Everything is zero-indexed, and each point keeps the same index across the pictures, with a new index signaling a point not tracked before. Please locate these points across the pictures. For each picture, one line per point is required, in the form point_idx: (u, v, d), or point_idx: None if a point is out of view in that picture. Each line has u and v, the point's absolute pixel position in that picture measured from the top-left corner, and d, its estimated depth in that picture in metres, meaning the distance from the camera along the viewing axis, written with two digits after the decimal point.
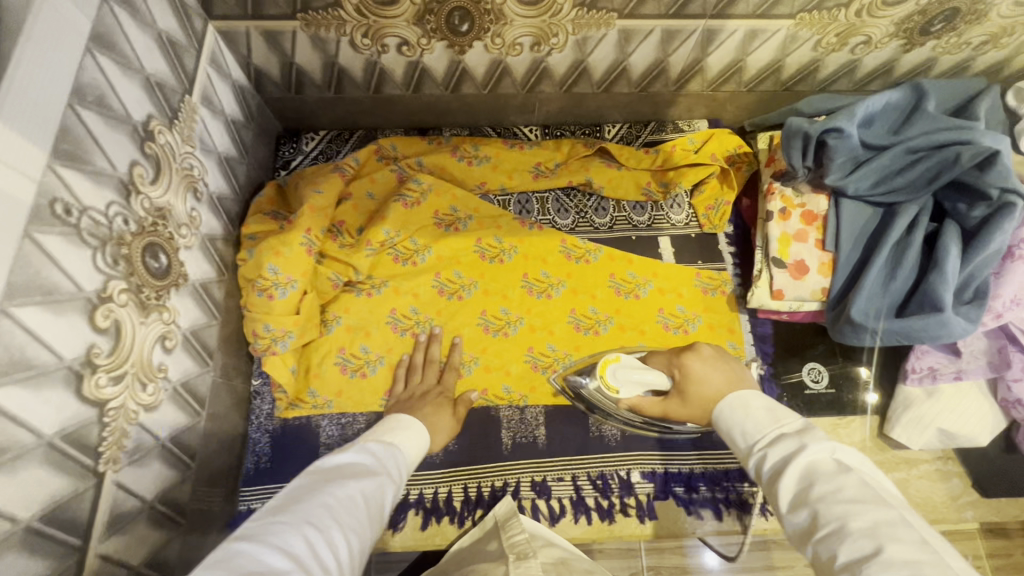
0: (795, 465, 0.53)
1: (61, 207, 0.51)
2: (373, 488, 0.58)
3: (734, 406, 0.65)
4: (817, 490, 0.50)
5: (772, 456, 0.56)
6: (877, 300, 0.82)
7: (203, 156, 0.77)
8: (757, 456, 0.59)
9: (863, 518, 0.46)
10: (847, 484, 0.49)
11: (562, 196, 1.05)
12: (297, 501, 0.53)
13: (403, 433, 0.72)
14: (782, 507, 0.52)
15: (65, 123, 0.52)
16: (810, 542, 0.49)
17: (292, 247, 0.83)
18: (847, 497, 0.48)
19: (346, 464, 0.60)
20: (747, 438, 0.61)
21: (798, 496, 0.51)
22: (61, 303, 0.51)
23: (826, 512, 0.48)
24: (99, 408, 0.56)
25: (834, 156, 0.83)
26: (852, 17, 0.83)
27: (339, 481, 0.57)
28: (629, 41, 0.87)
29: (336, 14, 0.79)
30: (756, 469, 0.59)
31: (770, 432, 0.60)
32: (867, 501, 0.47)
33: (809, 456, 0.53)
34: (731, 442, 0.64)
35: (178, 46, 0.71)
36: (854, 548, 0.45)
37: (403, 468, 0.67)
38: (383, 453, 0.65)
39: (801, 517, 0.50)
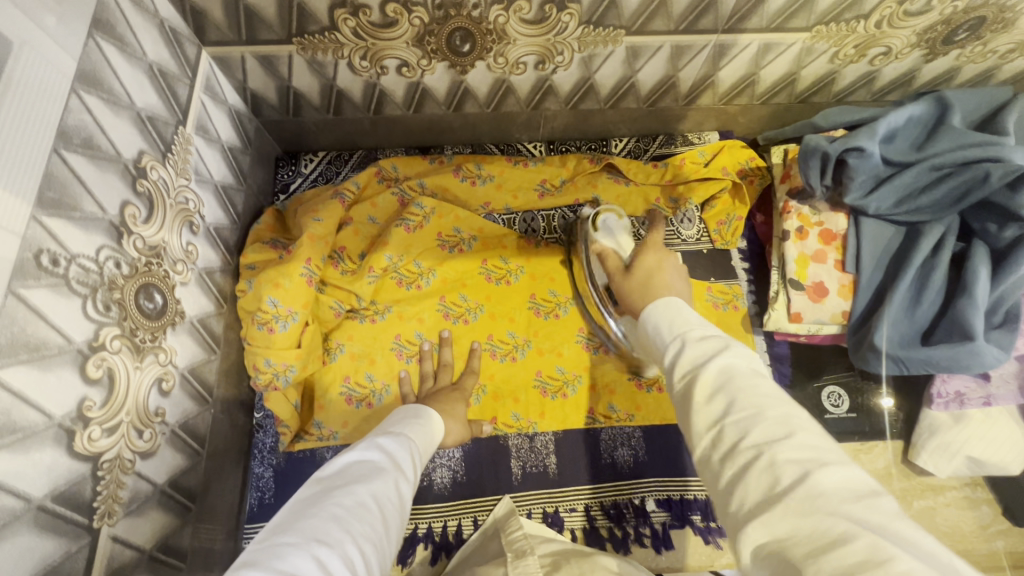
0: (714, 360, 0.45)
1: (48, 258, 0.49)
2: (384, 490, 0.55)
3: (666, 306, 0.55)
4: (734, 383, 0.43)
5: (692, 349, 0.48)
6: (902, 326, 0.78)
7: (199, 187, 0.75)
8: (676, 350, 0.49)
9: (777, 409, 0.40)
10: (766, 382, 0.43)
11: (568, 213, 1.02)
12: (302, 518, 0.49)
13: (410, 425, 0.70)
14: (695, 397, 0.44)
15: (50, 168, 0.50)
16: (716, 427, 0.42)
17: (291, 278, 0.80)
18: (763, 391, 0.42)
19: (351, 467, 0.57)
20: (672, 329, 0.52)
21: (716, 383, 0.44)
22: (49, 359, 0.49)
23: (741, 400, 0.42)
24: (93, 461, 0.54)
25: (854, 176, 0.79)
26: (871, 28, 0.80)
27: (347, 488, 0.54)
28: (637, 57, 0.83)
29: (333, 38, 0.77)
30: (670, 365, 0.49)
31: (696, 329, 0.51)
32: (779, 396, 0.42)
33: (731, 355, 0.45)
34: (649, 343, 0.55)
35: (170, 76, 0.69)
36: (763, 433, 0.39)
37: (415, 463, 0.64)
38: (390, 449, 0.62)
39: (716, 407, 0.43)
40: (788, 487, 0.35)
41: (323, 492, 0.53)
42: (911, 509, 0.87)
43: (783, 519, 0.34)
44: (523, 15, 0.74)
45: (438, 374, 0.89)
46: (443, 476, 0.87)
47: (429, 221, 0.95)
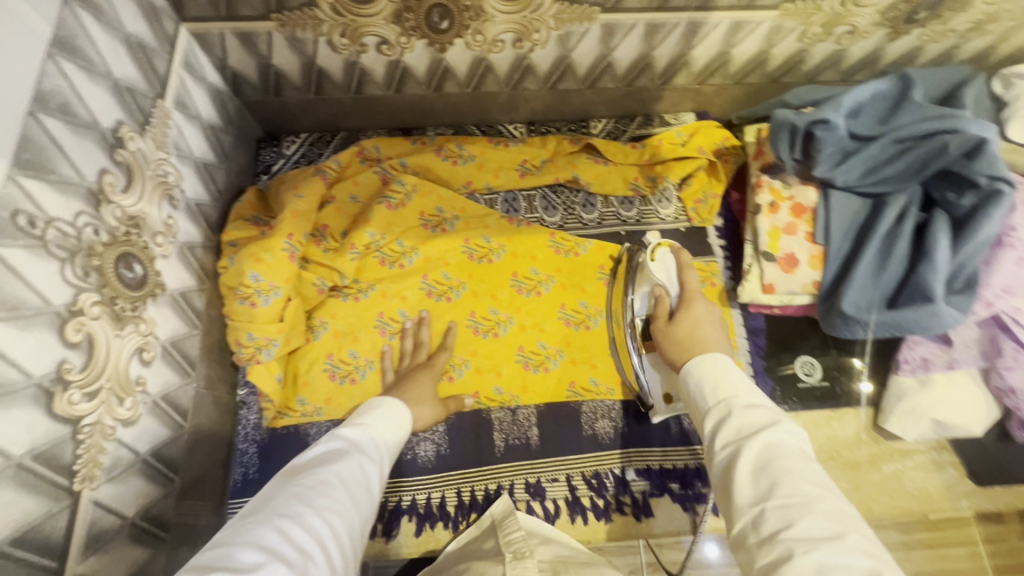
0: (762, 435, 0.49)
1: (25, 219, 0.49)
2: (347, 468, 0.57)
3: (708, 362, 0.60)
4: (780, 464, 0.46)
5: (738, 418, 0.52)
6: (868, 294, 0.81)
7: (179, 162, 0.75)
8: (721, 417, 0.54)
9: (826, 504, 0.43)
10: (812, 469, 0.46)
11: (549, 193, 1.04)
12: (269, 498, 0.52)
13: (376, 408, 0.71)
14: (740, 468, 0.48)
15: (27, 131, 0.50)
16: (759, 507, 0.45)
17: (274, 252, 0.81)
18: (814, 482, 0.45)
19: (317, 449, 0.59)
20: (716, 393, 0.56)
21: (761, 459, 0.47)
22: (28, 319, 0.49)
23: (793, 489, 0.44)
24: (73, 425, 0.54)
25: (821, 148, 0.82)
26: (836, 6, 0.83)
27: (311, 469, 0.56)
28: (613, 35, 0.85)
29: (312, 14, 0.77)
30: (713, 427, 0.54)
31: (742, 395, 0.55)
32: (828, 488, 0.45)
33: (780, 433, 0.49)
34: (691, 402, 0.59)
35: (148, 49, 0.69)
36: (809, 527, 0.42)
37: (382, 443, 0.66)
38: (355, 433, 0.64)
39: (760, 486, 0.46)
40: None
41: (290, 475, 0.55)
42: (881, 472, 0.91)
43: None
44: None
45: (416, 353, 0.90)
46: (427, 450, 0.88)
47: (411, 199, 0.96)
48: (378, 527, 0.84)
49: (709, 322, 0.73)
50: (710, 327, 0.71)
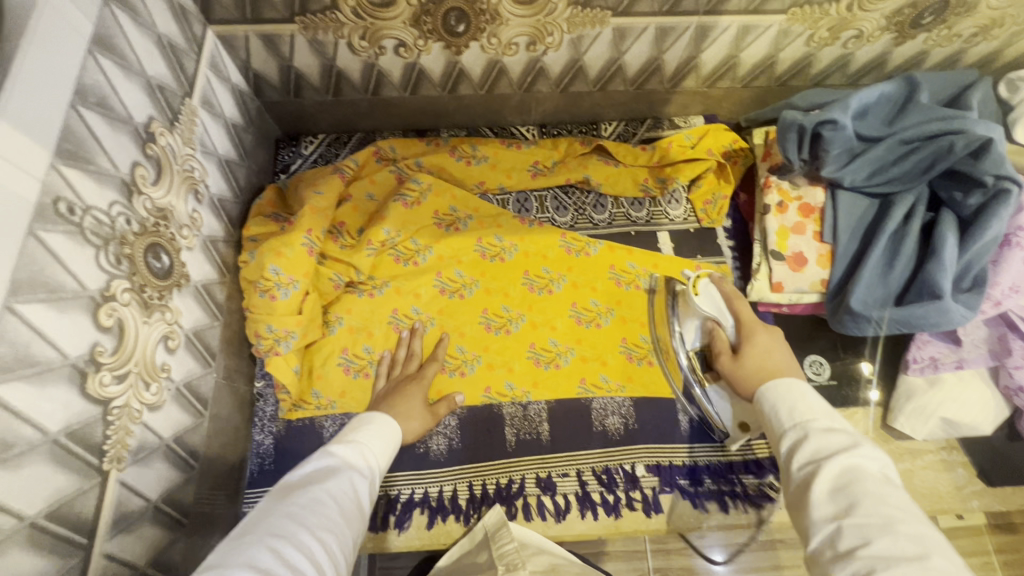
0: (844, 457, 0.52)
1: (65, 206, 0.52)
2: (338, 487, 0.59)
3: (787, 386, 0.62)
4: (861, 486, 0.49)
5: (818, 441, 0.55)
6: (877, 291, 0.82)
7: (203, 158, 0.78)
8: (795, 438, 0.57)
9: (909, 526, 0.46)
10: (892, 492, 0.49)
11: (560, 194, 1.06)
12: (261, 519, 0.53)
13: (366, 426, 0.73)
14: (816, 487, 0.51)
15: (68, 123, 0.53)
16: (835, 523, 0.48)
17: (293, 247, 0.83)
18: (892, 502, 0.48)
19: (308, 470, 0.61)
20: (794, 416, 0.59)
21: (840, 479, 0.51)
22: (65, 301, 0.51)
23: (871, 509, 0.47)
24: (103, 406, 0.56)
25: (829, 149, 0.83)
26: (842, 11, 0.85)
27: (303, 488, 0.58)
28: (624, 39, 0.88)
29: (334, 17, 0.80)
30: (791, 447, 0.57)
31: (821, 419, 0.58)
32: (909, 512, 0.47)
33: (861, 457, 0.52)
34: (768, 421, 0.62)
35: (178, 49, 0.72)
36: (888, 544, 0.45)
37: (373, 460, 0.68)
38: (345, 451, 0.66)
39: (837, 503, 0.49)
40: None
41: (281, 494, 0.57)
42: None
43: None
44: None
45: (407, 364, 0.90)
46: (439, 443, 0.89)
47: (426, 197, 0.98)
48: (390, 519, 0.85)
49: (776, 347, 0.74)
50: (780, 354, 0.74)
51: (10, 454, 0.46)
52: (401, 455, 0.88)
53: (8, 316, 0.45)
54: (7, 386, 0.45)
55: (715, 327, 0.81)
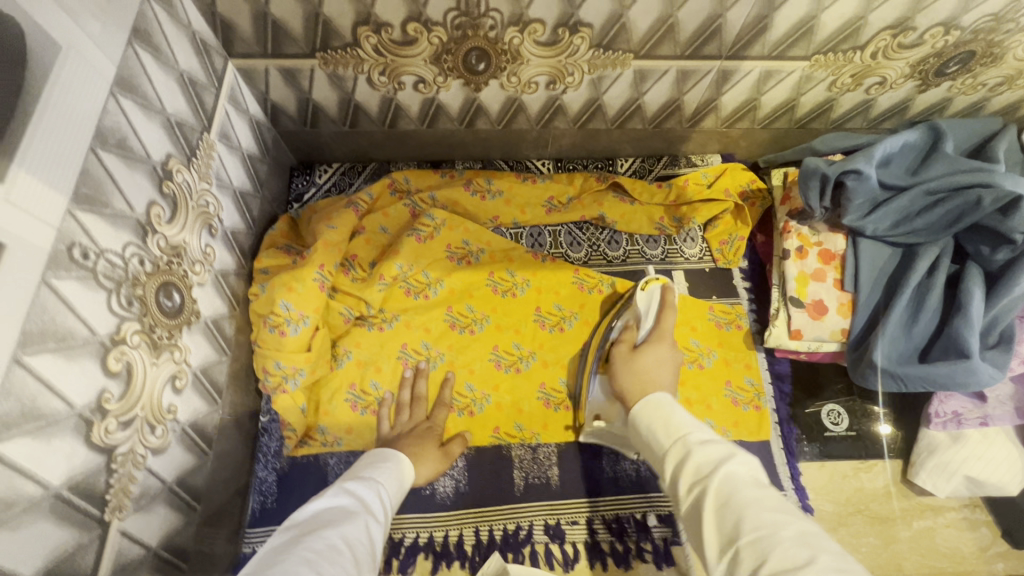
0: (720, 468, 0.52)
1: (79, 252, 0.51)
2: (354, 530, 0.57)
3: (656, 403, 0.66)
4: (741, 496, 0.49)
5: (699, 454, 0.56)
6: (900, 344, 0.80)
7: (219, 192, 0.77)
8: (679, 460, 0.57)
9: (791, 528, 0.46)
10: (772, 494, 0.50)
11: (574, 229, 1.05)
12: (278, 560, 0.51)
13: (381, 468, 0.73)
14: (707, 511, 0.50)
15: (86, 167, 0.52)
16: (732, 548, 0.47)
17: (304, 282, 0.82)
18: (773, 507, 0.48)
19: (324, 511, 0.60)
20: (671, 433, 0.61)
21: (722, 493, 0.51)
22: (75, 349, 0.50)
23: (759, 520, 0.47)
24: (108, 454, 0.55)
25: (852, 198, 0.81)
26: (867, 59, 0.84)
27: (317, 533, 0.55)
28: (644, 80, 0.87)
29: (354, 54, 0.80)
30: (675, 468, 0.57)
31: (695, 433, 0.60)
32: (788, 512, 0.48)
33: (735, 463, 0.53)
34: (650, 447, 0.63)
35: (199, 85, 0.72)
36: (782, 556, 0.43)
37: (386, 503, 0.67)
38: (360, 493, 0.65)
39: (727, 524, 0.49)
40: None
41: (297, 537, 0.55)
42: (911, 529, 0.88)
43: None
44: (537, 37, 0.78)
45: (413, 407, 0.89)
46: (446, 485, 0.87)
47: (439, 232, 0.97)
48: (394, 564, 0.83)
49: (669, 360, 0.80)
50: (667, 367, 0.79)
51: (11, 513, 0.44)
52: (406, 496, 0.86)
53: (16, 369, 0.44)
54: (11, 442, 0.44)
55: (633, 324, 0.89)
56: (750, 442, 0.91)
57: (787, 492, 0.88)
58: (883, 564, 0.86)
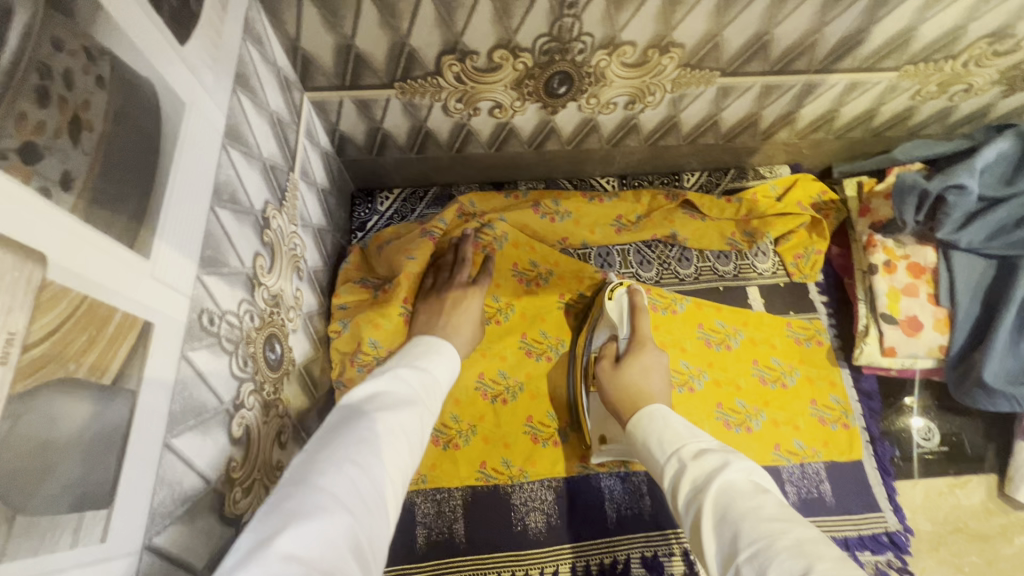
0: (716, 479, 0.51)
1: (207, 318, 0.48)
2: (406, 424, 0.52)
3: (653, 415, 0.66)
4: (737, 507, 0.48)
5: (691, 470, 0.55)
6: (1008, 361, 0.79)
7: (303, 232, 0.75)
8: (676, 467, 0.57)
9: (787, 537, 0.43)
10: (769, 502, 0.47)
11: (643, 248, 1.03)
12: (339, 441, 0.46)
13: (436, 354, 0.67)
14: (704, 527, 0.49)
15: (209, 227, 0.49)
16: (733, 566, 0.44)
17: (391, 318, 0.82)
18: (771, 514, 0.46)
19: (378, 392, 0.54)
20: (665, 447, 0.61)
21: (718, 508, 0.49)
22: (207, 423, 0.47)
23: (758, 530, 0.44)
24: (236, 524, 0.52)
25: (951, 213, 0.79)
26: (958, 67, 0.81)
27: (373, 417, 0.50)
28: (726, 96, 0.85)
29: (434, 82, 0.77)
30: (673, 481, 0.57)
31: (689, 443, 0.59)
32: (786, 521, 0.45)
33: (729, 472, 0.52)
34: (650, 459, 0.63)
35: (285, 124, 0.69)
36: (782, 566, 0.40)
37: (436, 393, 0.62)
38: (415, 380, 0.59)
39: (726, 539, 0.47)
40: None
41: (355, 417, 0.50)
42: (1013, 545, 0.88)
43: None
44: (625, 59, 0.75)
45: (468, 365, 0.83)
46: (537, 520, 0.84)
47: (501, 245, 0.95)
48: None
49: (658, 367, 0.80)
50: (659, 374, 0.79)
51: None
52: (497, 534, 0.83)
53: (165, 455, 0.41)
54: (164, 532, 0.41)
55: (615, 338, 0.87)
56: (842, 462, 0.88)
57: (885, 513, 0.86)
58: None
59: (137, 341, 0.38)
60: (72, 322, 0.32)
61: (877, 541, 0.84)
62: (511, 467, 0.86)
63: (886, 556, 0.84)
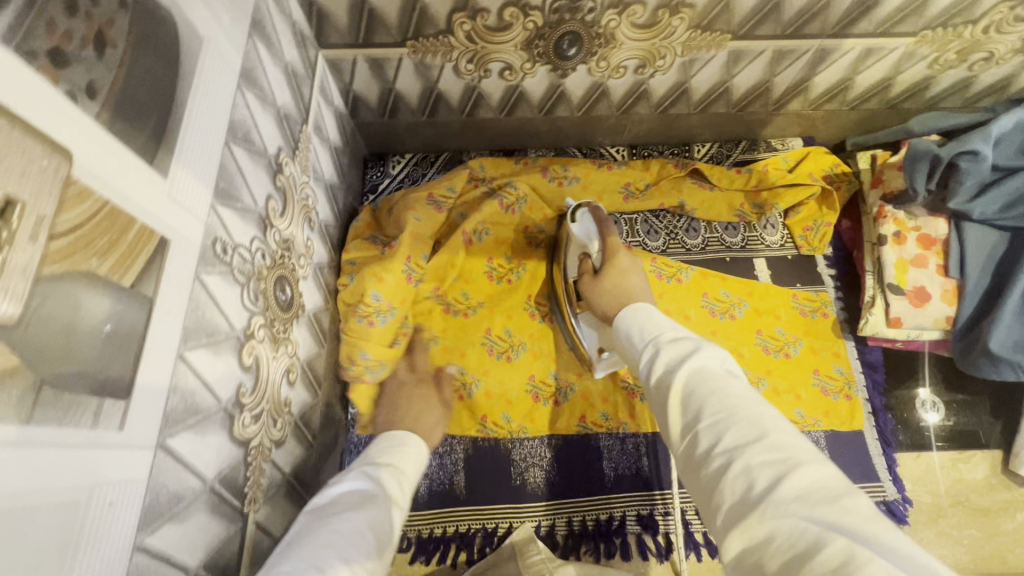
0: (688, 362, 0.50)
1: (220, 247, 0.50)
2: (365, 522, 0.52)
3: (636, 310, 0.63)
4: (705, 385, 0.48)
5: (666, 352, 0.53)
6: (1016, 331, 0.77)
7: (315, 184, 0.77)
8: (650, 351, 0.56)
9: (750, 411, 0.44)
10: (736, 384, 0.47)
11: (651, 217, 1.02)
12: (298, 546, 0.49)
13: (397, 441, 0.66)
14: (670, 401, 0.49)
15: (224, 161, 0.51)
16: (691, 433, 0.46)
17: (394, 273, 0.84)
18: (734, 391, 0.46)
19: (336, 497, 0.56)
20: (644, 334, 0.59)
21: (688, 385, 0.49)
22: (220, 344, 0.50)
23: (718, 404, 0.45)
24: (244, 447, 0.55)
25: (963, 180, 0.78)
26: (978, 34, 0.80)
27: (331, 522, 0.51)
28: (737, 62, 0.84)
29: (446, 41, 0.78)
30: (647, 365, 0.55)
31: (668, 331, 0.57)
32: (749, 398, 0.46)
33: (702, 357, 0.50)
34: (625, 349, 0.61)
35: (299, 76, 0.71)
36: (737, 436, 0.43)
37: (407, 481, 0.61)
38: (380, 474, 0.59)
39: (690, 411, 0.47)
40: (761, 492, 0.38)
41: (313, 524, 0.52)
42: (1015, 521, 0.87)
43: (762, 522, 0.37)
44: (635, 19, 0.75)
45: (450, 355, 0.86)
46: (536, 476, 0.86)
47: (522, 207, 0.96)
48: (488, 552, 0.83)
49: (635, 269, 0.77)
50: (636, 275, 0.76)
51: (179, 507, 0.45)
52: (495, 486, 0.86)
53: (179, 365, 0.44)
54: (176, 438, 0.44)
55: (585, 254, 0.84)
56: (842, 432, 0.89)
57: (884, 483, 0.86)
58: (987, 557, 0.85)
59: (155, 254, 0.41)
60: (96, 223, 0.35)
61: None
62: (511, 423, 0.88)
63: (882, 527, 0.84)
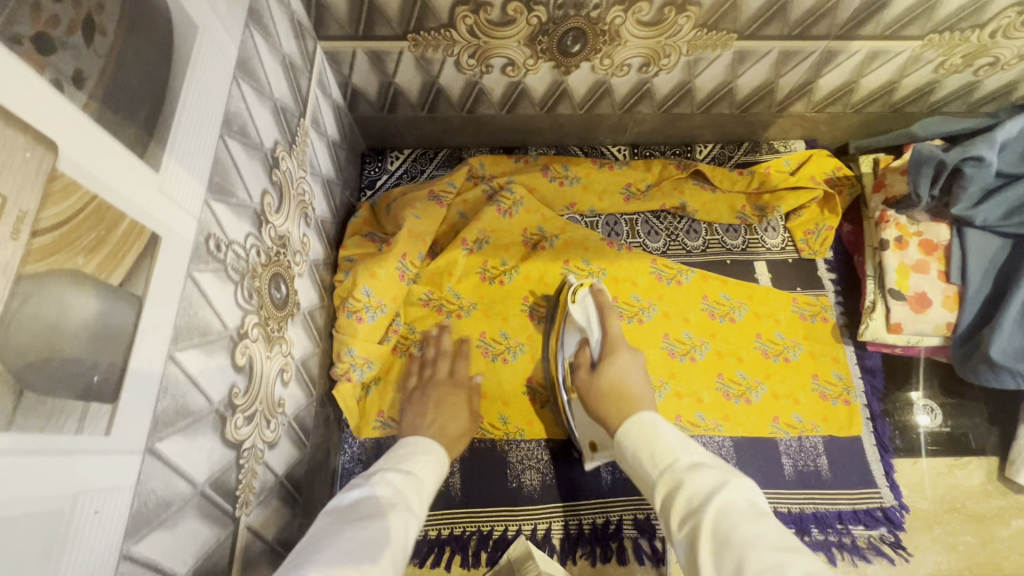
0: (713, 499, 0.49)
1: (214, 243, 0.49)
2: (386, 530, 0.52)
3: (641, 424, 0.63)
4: (739, 532, 0.45)
5: (688, 485, 0.53)
6: (1017, 339, 0.77)
7: (312, 180, 0.76)
8: (670, 483, 0.55)
9: (796, 565, 0.41)
10: (769, 529, 0.45)
11: (651, 218, 1.01)
12: (319, 548, 0.48)
13: (419, 456, 0.66)
14: (701, 551, 0.46)
15: (218, 154, 0.50)
16: None
17: (387, 269, 0.83)
18: (775, 543, 0.43)
19: (358, 502, 0.55)
20: (658, 463, 0.58)
21: (719, 534, 0.46)
22: (212, 344, 0.48)
23: (762, 557, 0.42)
24: (237, 449, 0.54)
25: (967, 186, 0.78)
26: (985, 38, 0.79)
27: (353, 527, 0.51)
28: (742, 62, 0.83)
29: (448, 35, 0.77)
30: (665, 500, 0.55)
31: (683, 457, 0.57)
32: (790, 549, 0.43)
33: (730, 492, 0.49)
34: (637, 472, 0.61)
35: (297, 68, 0.69)
36: None
37: (423, 494, 0.61)
38: (400, 483, 0.60)
39: (726, 565, 0.44)
40: None
41: (333, 526, 0.52)
42: (1010, 527, 0.87)
43: None
44: (640, 17, 0.74)
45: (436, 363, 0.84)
46: (532, 479, 0.86)
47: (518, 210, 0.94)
48: (483, 556, 0.82)
49: (633, 367, 0.77)
50: (636, 373, 0.76)
51: (169, 512, 0.44)
52: (490, 489, 0.85)
53: (169, 366, 0.42)
54: (165, 441, 0.42)
55: (583, 343, 0.83)
56: (840, 437, 0.88)
57: (881, 489, 0.86)
58: (982, 562, 0.85)
59: (145, 251, 0.39)
60: (82, 217, 0.33)
61: (871, 516, 0.84)
62: (508, 424, 0.87)
63: (879, 532, 0.84)
